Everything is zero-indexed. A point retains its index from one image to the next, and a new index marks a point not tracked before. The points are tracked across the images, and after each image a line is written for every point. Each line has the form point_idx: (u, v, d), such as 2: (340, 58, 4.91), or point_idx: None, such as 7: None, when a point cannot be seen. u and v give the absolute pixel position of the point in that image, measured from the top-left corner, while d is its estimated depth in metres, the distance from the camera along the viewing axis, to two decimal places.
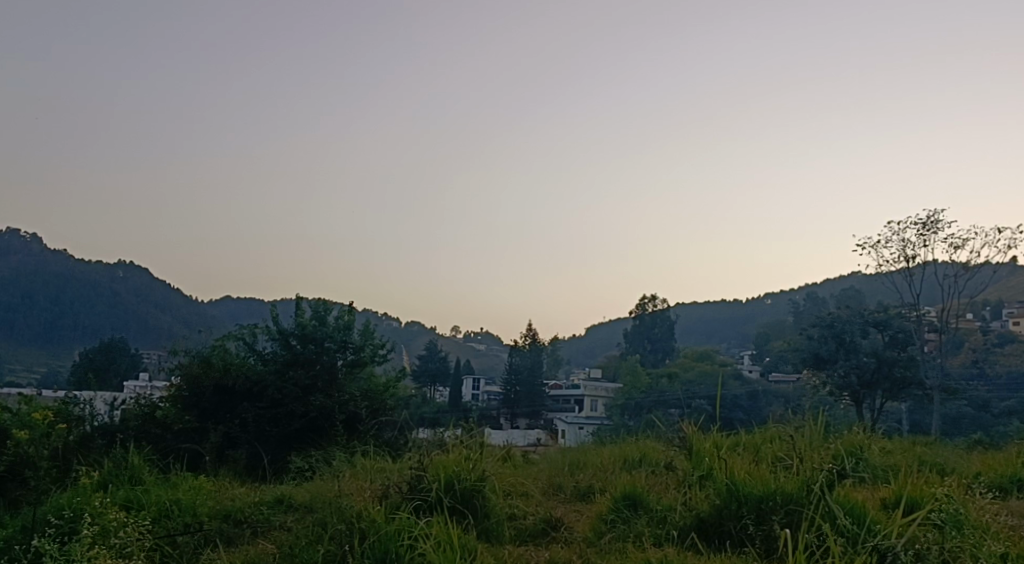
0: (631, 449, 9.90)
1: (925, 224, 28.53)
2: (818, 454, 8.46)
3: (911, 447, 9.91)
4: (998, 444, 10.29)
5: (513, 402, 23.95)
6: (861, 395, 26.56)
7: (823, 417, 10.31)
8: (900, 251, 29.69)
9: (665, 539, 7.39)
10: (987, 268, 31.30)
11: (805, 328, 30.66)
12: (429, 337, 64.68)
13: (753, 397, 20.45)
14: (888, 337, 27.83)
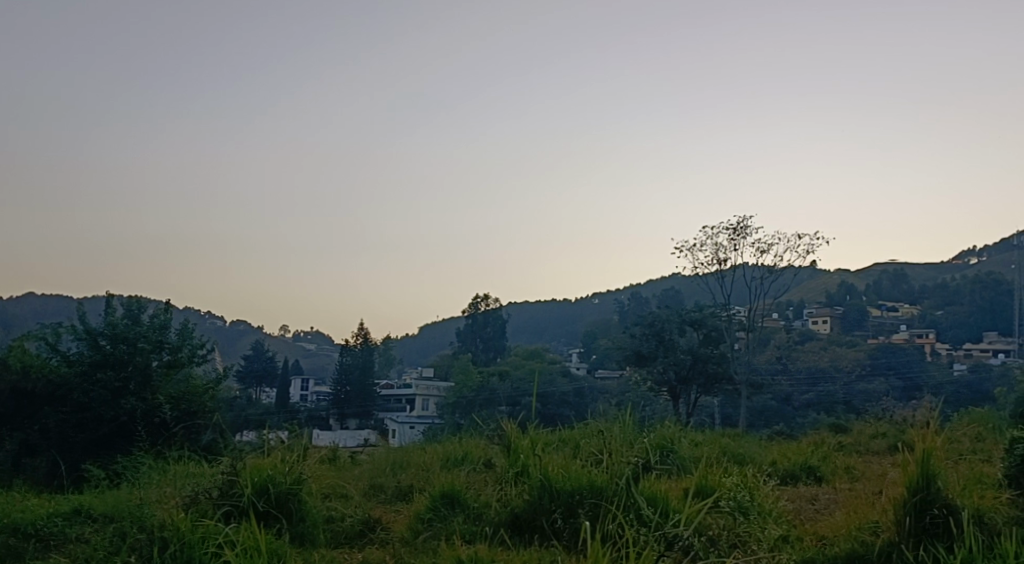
0: (454, 448, 10.00)
1: (736, 231, 30.30)
2: (627, 449, 8.81)
3: (720, 439, 10.53)
4: (785, 436, 11.09)
5: (343, 402, 23.80)
6: (678, 390, 29.51)
7: (638, 413, 10.77)
8: (713, 254, 31.48)
9: (478, 535, 7.51)
10: (791, 270, 33.68)
11: (628, 326, 32.05)
12: (256, 337, 62.20)
13: (579, 393, 21.23)
14: (702, 335, 30.13)
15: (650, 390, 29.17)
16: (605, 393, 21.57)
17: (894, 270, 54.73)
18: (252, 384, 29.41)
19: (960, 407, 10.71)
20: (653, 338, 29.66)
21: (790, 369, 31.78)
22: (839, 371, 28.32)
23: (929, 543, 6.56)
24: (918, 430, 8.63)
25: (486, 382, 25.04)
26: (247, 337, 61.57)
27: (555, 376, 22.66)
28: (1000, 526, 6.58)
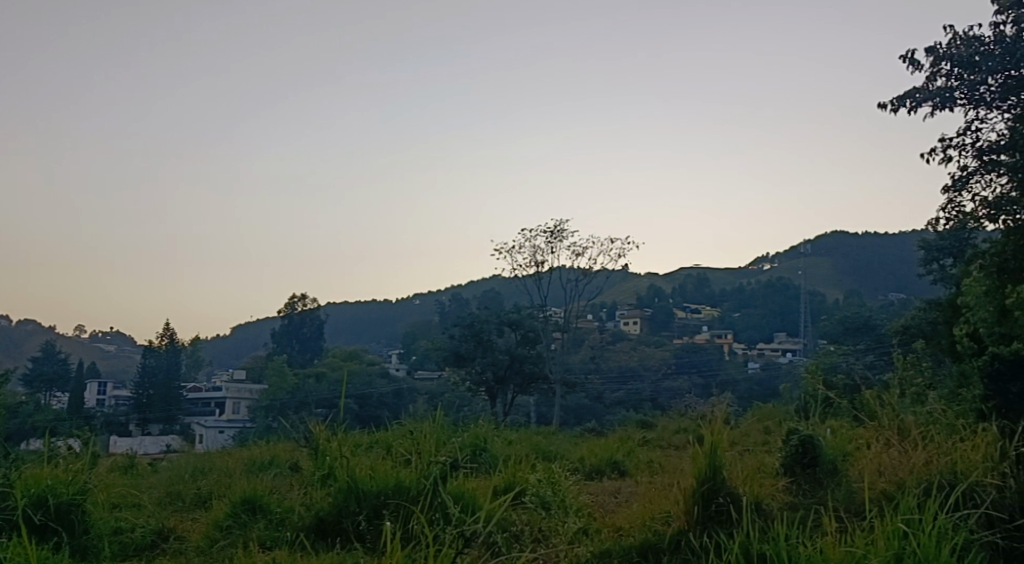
0: (260, 453, 9.66)
1: (553, 234, 31.14)
2: (436, 449, 8.79)
3: (532, 437, 10.75)
4: (579, 433, 11.44)
5: (146, 405, 22.53)
6: (495, 390, 30.14)
7: (451, 414, 10.78)
8: (531, 256, 32.21)
9: (279, 539, 7.26)
10: (605, 274, 34.33)
11: (448, 327, 32.20)
12: (47, 337, 57.14)
13: (398, 394, 21.08)
14: (520, 335, 30.90)
15: (468, 390, 29.59)
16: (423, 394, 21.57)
17: (697, 274, 58.04)
18: (43, 388, 27.04)
19: (748, 402, 11.48)
20: (472, 339, 30.11)
21: (602, 369, 33.13)
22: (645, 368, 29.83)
23: (712, 530, 6.95)
24: (709, 424, 9.18)
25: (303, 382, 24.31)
26: (37, 337, 56.48)
27: (371, 376, 22.41)
28: (774, 511, 7.07)
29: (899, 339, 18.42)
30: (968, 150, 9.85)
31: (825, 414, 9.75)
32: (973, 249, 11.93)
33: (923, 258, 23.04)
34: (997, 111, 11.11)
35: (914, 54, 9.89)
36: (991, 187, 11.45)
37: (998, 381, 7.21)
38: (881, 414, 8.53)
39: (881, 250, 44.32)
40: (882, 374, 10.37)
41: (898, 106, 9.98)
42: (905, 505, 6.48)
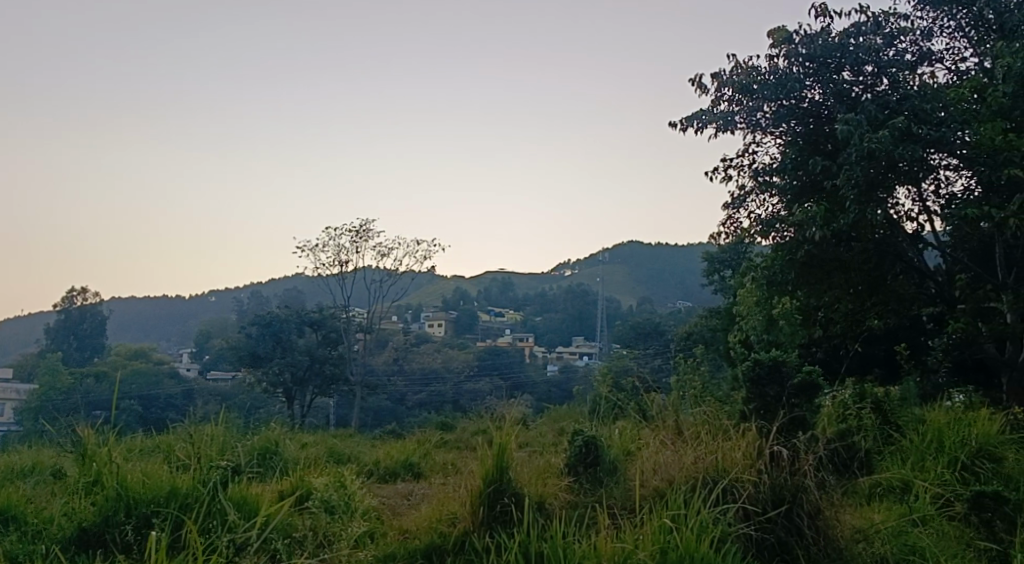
0: (19, 460, 8.82)
1: (358, 233, 30.71)
2: (218, 453, 8.36)
3: (328, 440, 10.55)
4: (370, 435, 11.31)
5: None
6: (293, 392, 29.74)
7: (240, 415, 10.33)
8: (334, 255, 31.65)
9: (33, 554, 6.63)
10: (409, 277, 34.57)
11: (244, 325, 30.70)
12: None
13: (188, 396, 19.92)
14: (321, 336, 30.99)
15: (265, 391, 28.81)
16: (216, 395, 20.54)
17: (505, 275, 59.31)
18: None
19: (544, 404, 11.89)
20: (270, 338, 29.56)
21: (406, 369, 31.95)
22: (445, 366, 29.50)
23: (496, 531, 7.00)
24: (500, 426, 9.36)
25: (82, 380, 22.41)
26: None
27: (158, 374, 21.07)
28: (556, 510, 7.23)
29: (682, 343, 19.65)
30: (745, 170, 10.64)
31: (614, 414, 10.23)
32: (747, 262, 12.92)
33: (705, 269, 24.86)
34: (771, 136, 12.09)
35: (702, 78, 10.56)
36: (764, 206, 12.45)
37: (757, 385, 7.80)
38: (660, 415, 9.04)
39: (668, 256, 47.16)
40: (665, 377, 11.02)
41: (686, 127, 10.65)
42: (673, 502, 6.83)
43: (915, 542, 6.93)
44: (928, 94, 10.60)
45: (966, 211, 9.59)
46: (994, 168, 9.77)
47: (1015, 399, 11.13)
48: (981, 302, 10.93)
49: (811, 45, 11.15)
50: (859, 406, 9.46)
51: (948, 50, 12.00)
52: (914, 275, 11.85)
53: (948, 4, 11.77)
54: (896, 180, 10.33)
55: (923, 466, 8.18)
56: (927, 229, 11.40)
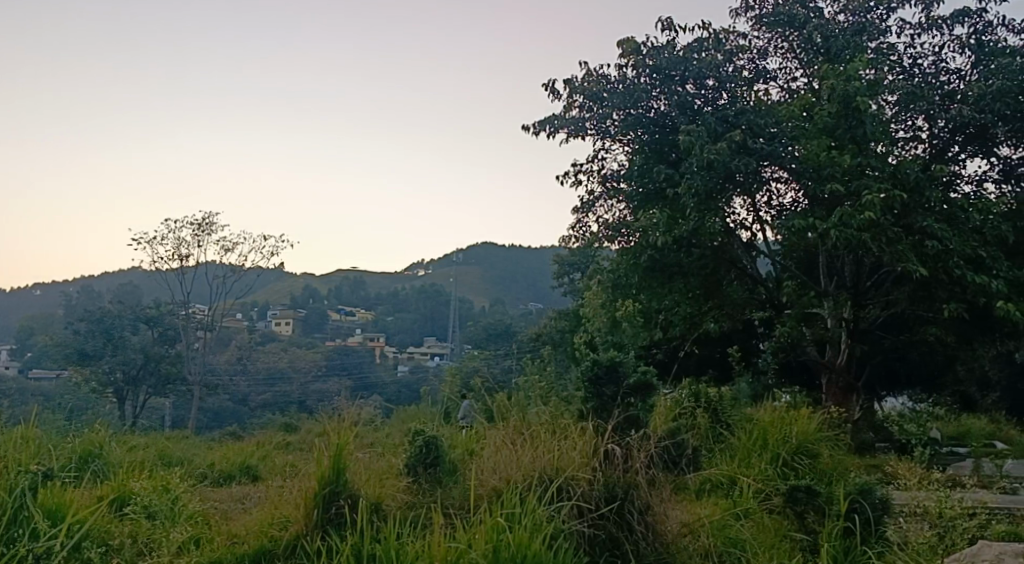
0: None
1: (201, 225, 29.46)
2: (28, 457, 7.72)
3: (160, 441, 10.05)
4: (204, 437, 10.84)
5: None
6: (124, 392, 28.95)
7: (61, 417, 9.66)
8: (175, 249, 30.23)
9: None
10: (256, 270, 32.07)
11: (73, 321, 29.25)
12: None
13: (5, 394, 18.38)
14: (157, 334, 29.82)
15: (94, 391, 26.79)
16: (41, 395, 19.10)
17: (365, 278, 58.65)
18: None
19: (391, 404, 11.80)
20: (100, 335, 28.65)
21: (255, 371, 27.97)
22: (290, 365, 25.19)
23: (329, 534, 6.77)
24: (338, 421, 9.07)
25: None
26: None
27: None
28: (393, 512, 7.06)
29: (532, 344, 19.97)
30: (594, 176, 10.88)
31: (458, 414, 10.24)
32: (594, 266, 13.23)
33: (555, 272, 25.55)
34: (618, 143, 12.46)
35: (554, 83, 10.72)
36: (612, 212, 12.87)
37: (595, 384, 7.99)
38: (501, 416, 9.11)
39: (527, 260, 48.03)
40: (510, 377, 11.14)
41: (538, 130, 10.78)
42: (508, 502, 6.81)
43: (737, 535, 7.32)
44: (762, 110, 11.26)
45: (793, 222, 10.20)
46: (819, 182, 10.43)
47: (834, 397, 12.10)
48: (805, 307, 11.54)
49: (657, 58, 11.58)
50: (694, 405, 9.86)
51: (781, 69, 12.77)
52: (747, 281, 12.45)
53: (781, 27, 12.49)
54: (734, 188, 10.87)
55: (749, 462, 8.64)
56: (759, 238, 12.07)
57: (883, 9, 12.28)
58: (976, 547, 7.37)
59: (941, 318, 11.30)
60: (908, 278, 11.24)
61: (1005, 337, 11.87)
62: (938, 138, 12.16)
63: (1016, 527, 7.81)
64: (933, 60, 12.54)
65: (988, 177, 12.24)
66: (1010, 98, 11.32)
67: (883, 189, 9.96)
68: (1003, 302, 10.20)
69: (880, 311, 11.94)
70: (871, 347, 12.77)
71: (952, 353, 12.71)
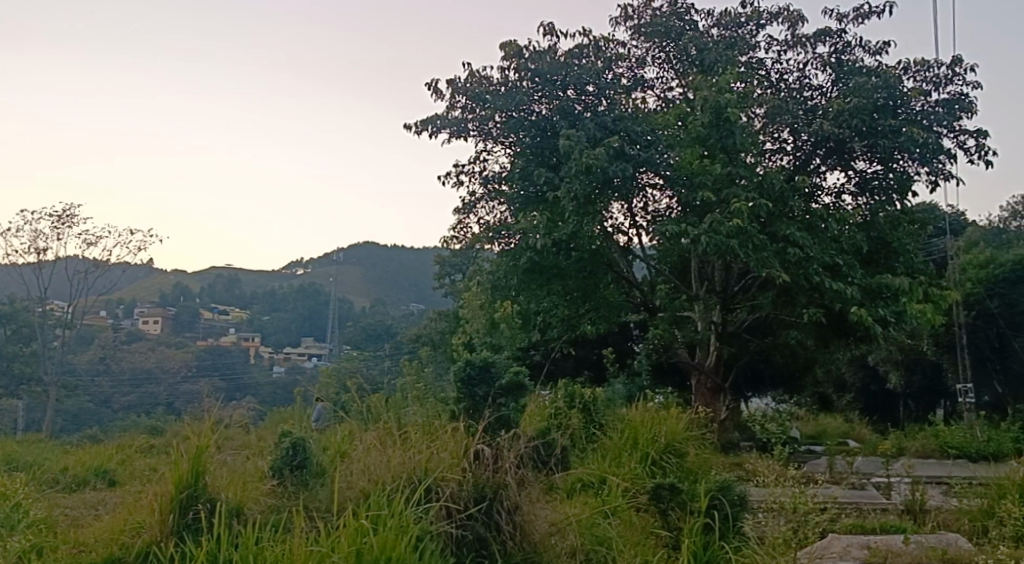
0: None
1: (61, 218, 27.92)
2: None
3: (6, 445, 9.41)
4: (55, 440, 10.23)
5: None
6: None
7: None
8: (33, 242, 28.51)
9: None
10: (119, 266, 31.23)
11: None
12: None
13: None
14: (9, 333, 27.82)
15: None
16: None
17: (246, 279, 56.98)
18: None
19: (264, 406, 11.44)
20: None
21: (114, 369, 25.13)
22: (157, 370, 19.91)
23: (186, 539, 6.49)
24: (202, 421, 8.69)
25: None
26: None
27: None
28: (254, 516, 6.82)
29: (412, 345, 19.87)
30: (476, 177, 10.89)
31: (330, 414, 10.04)
32: (475, 267, 13.27)
33: (437, 274, 25.64)
34: (501, 145, 12.57)
35: (437, 83, 10.69)
36: (493, 213, 13.03)
37: (468, 384, 7.99)
38: (373, 418, 8.99)
39: None
40: (388, 378, 11.00)
41: (420, 130, 10.73)
42: (375, 503, 6.66)
43: (604, 533, 7.44)
44: (638, 117, 11.61)
45: (666, 227, 10.52)
46: (691, 189, 10.82)
47: (702, 398, 12.57)
48: (677, 312, 12.26)
49: (540, 62, 11.83)
50: (568, 407, 10.03)
51: (658, 79, 13.10)
52: (624, 285, 12.85)
53: (658, 37, 12.83)
54: (612, 194, 11.09)
55: (619, 461, 8.85)
56: (635, 242, 12.44)
57: (752, 25, 12.87)
58: (827, 539, 7.76)
59: (803, 322, 11.88)
60: (772, 284, 11.71)
61: (858, 341, 12.65)
62: (801, 150, 12.71)
63: (861, 520, 8.28)
64: (799, 75, 13.18)
65: (846, 189, 12.90)
66: (866, 114, 12.05)
67: (750, 198, 10.42)
68: (857, 308, 10.86)
69: (747, 314, 12.49)
70: (738, 349, 13.30)
71: (812, 356, 13.38)
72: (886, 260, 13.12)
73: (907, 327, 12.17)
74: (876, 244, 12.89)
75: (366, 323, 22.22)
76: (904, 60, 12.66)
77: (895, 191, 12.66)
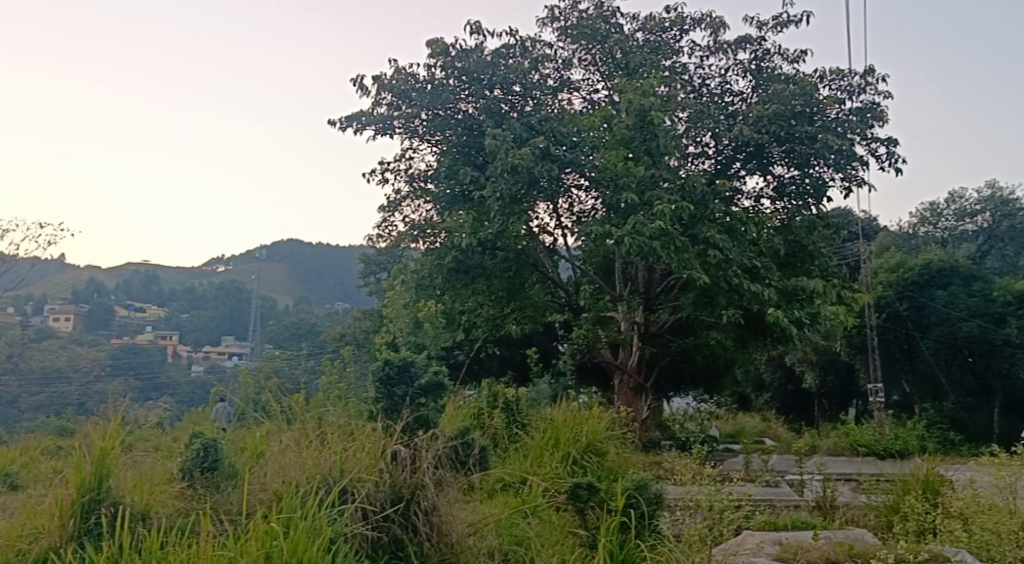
0: None
1: None
2: None
3: None
4: None
5: None
6: None
7: None
8: None
9: None
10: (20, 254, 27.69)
11: None
12: None
13: None
14: None
15: None
16: None
17: None
18: None
19: (181, 407, 11.09)
20: None
21: None
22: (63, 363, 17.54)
23: (88, 544, 6.26)
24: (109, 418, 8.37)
25: None
26: None
27: None
28: (162, 519, 6.61)
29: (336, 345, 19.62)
30: (401, 175, 10.78)
31: (247, 414, 9.81)
32: (399, 265, 13.16)
33: (363, 271, 25.41)
34: (427, 144, 12.52)
35: (362, 79, 10.53)
36: (419, 211, 12.99)
37: (387, 384, 7.92)
38: (291, 416, 8.81)
39: None
40: (311, 378, 10.79)
41: (345, 126, 10.57)
42: (287, 504, 6.52)
43: (522, 533, 7.44)
44: (564, 118, 11.69)
45: (590, 228, 10.61)
46: (615, 191, 10.92)
47: (624, 397, 12.74)
48: (601, 312, 12.41)
49: (466, 61, 11.80)
50: (491, 407, 10.03)
51: (584, 81, 13.20)
52: (548, 285, 12.95)
53: (584, 39, 12.92)
54: (539, 195, 11.14)
55: (540, 460, 8.89)
56: (559, 242, 12.53)
57: (676, 30, 13.10)
58: (741, 536, 7.93)
59: (722, 323, 12.12)
60: (693, 286, 11.92)
61: (775, 342, 13.01)
62: (722, 155, 12.98)
63: (774, 517, 8.50)
64: (720, 81, 13.45)
65: (764, 193, 13.19)
66: (783, 120, 12.36)
67: (672, 200, 10.58)
68: (773, 309, 11.15)
69: (669, 315, 12.71)
70: (660, 350, 13.55)
71: (731, 357, 13.69)
72: (802, 263, 13.49)
73: (822, 328, 12.54)
74: (793, 247, 13.24)
75: (290, 320, 21.82)
76: (821, 68, 13.00)
77: (811, 197, 12.89)
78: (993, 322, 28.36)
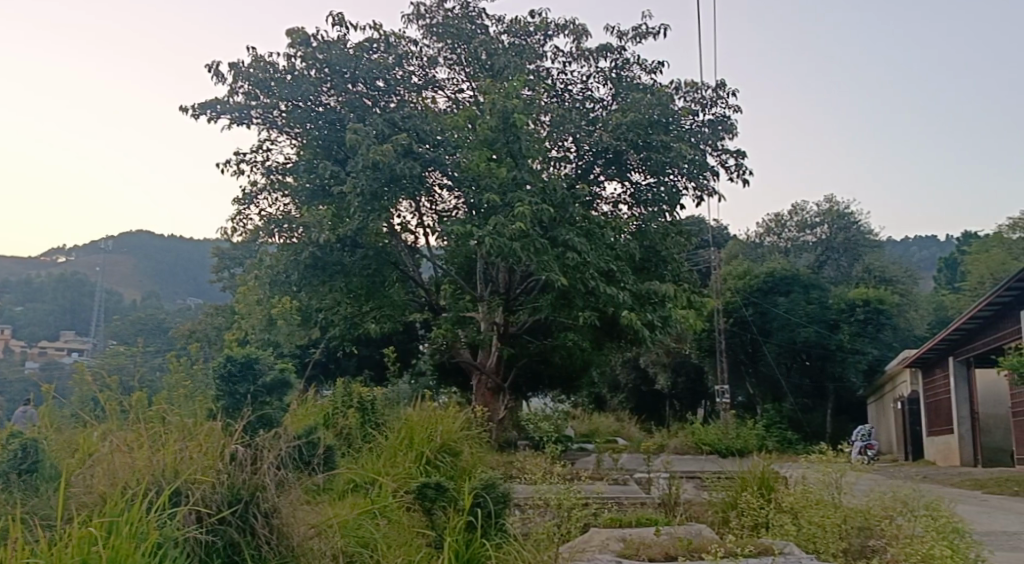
0: None
1: None
2: None
3: None
4: None
5: None
6: None
7: None
8: None
9: None
10: None
11: None
12: None
13: None
14: None
15: None
16: None
17: None
18: None
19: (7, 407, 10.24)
20: None
21: None
22: None
23: None
24: None
25: None
26: None
27: None
28: None
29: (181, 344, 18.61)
30: (258, 167, 10.42)
31: (77, 414, 9.15)
32: (254, 261, 12.70)
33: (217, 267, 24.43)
34: (286, 136, 12.25)
35: (218, 65, 10.11)
36: (275, 205, 12.68)
37: (228, 382, 7.63)
38: (125, 416, 8.30)
39: None
40: (156, 378, 10.24)
41: (197, 113, 10.15)
42: (111, 506, 6.14)
43: (368, 534, 7.31)
44: (427, 116, 11.65)
45: (451, 228, 10.64)
46: (477, 192, 10.97)
47: (481, 397, 12.87)
48: (461, 312, 12.56)
49: (328, 53, 11.67)
50: (343, 407, 9.84)
51: (449, 80, 13.15)
52: (409, 284, 12.88)
53: (451, 38, 12.96)
54: (399, 192, 11.05)
55: (392, 459, 8.75)
56: (419, 242, 12.48)
57: (541, 35, 13.30)
58: (588, 534, 8.04)
59: (578, 324, 12.38)
60: (552, 288, 12.10)
61: (629, 344, 13.40)
62: (584, 159, 13.22)
63: (621, 514, 8.68)
64: (582, 88, 13.73)
65: (622, 200, 13.56)
66: (640, 129, 12.76)
67: (533, 202, 10.72)
68: (627, 311, 11.47)
69: (528, 316, 12.88)
70: (518, 351, 13.75)
71: (587, 358, 14.02)
72: (656, 268, 13.89)
73: (672, 331, 13.00)
74: (647, 252, 13.64)
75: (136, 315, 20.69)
76: (677, 80, 13.48)
77: (666, 203, 13.38)
78: (829, 328, 30.27)
